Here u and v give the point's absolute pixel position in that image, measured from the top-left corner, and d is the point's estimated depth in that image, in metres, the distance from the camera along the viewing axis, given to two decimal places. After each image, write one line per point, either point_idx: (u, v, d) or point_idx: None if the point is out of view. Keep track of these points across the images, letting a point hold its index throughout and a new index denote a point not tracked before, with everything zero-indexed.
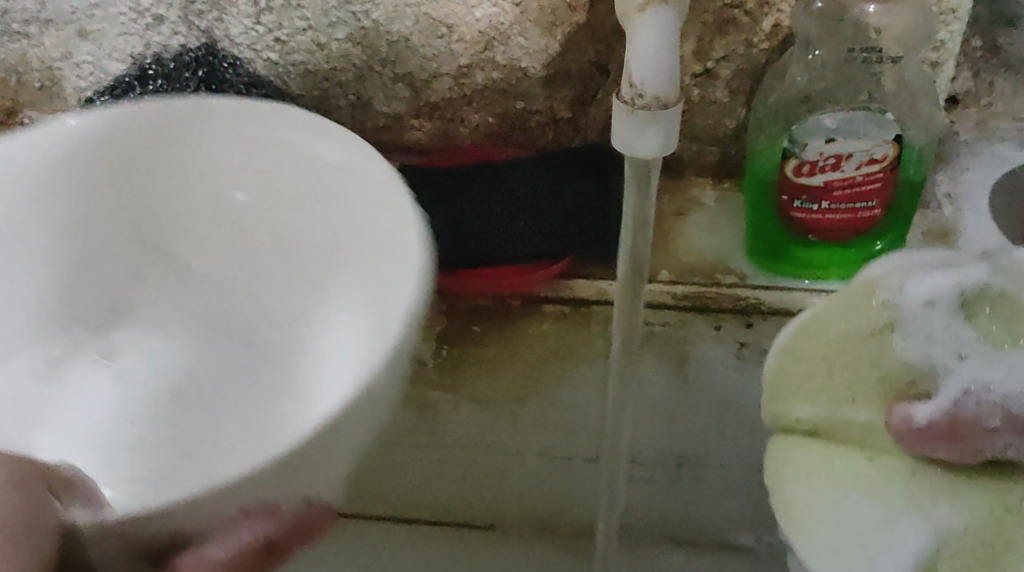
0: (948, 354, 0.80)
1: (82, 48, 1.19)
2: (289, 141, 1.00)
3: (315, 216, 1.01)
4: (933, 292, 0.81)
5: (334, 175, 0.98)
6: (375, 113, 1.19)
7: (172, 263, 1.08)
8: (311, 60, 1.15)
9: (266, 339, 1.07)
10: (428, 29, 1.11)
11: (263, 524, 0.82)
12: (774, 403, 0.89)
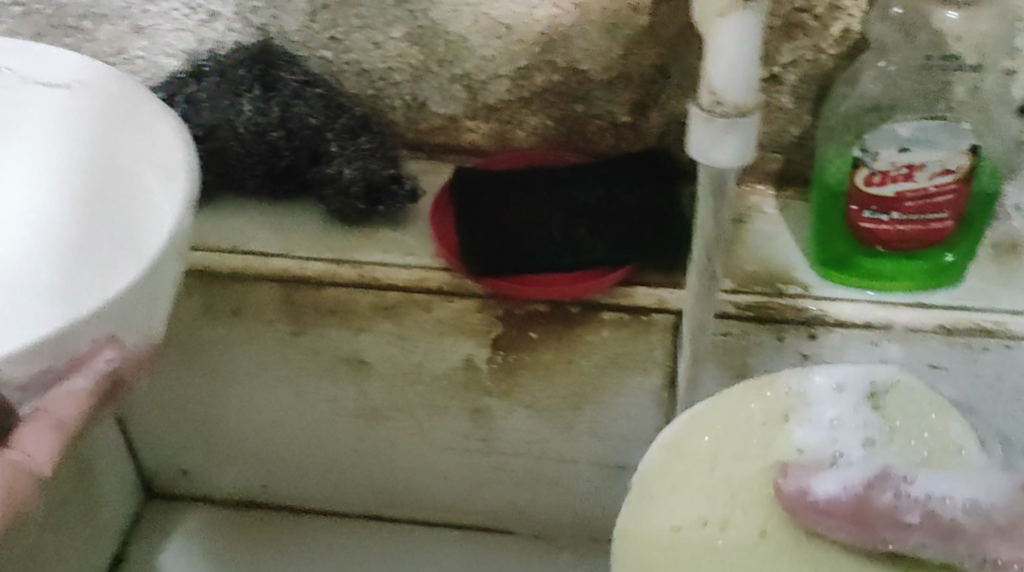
0: (850, 442, 0.93)
1: (136, 43, 1.18)
2: (124, 128, 0.92)
3: (101, 212, 0.89)
4: (843, 378, 0.95)
5: (143, 174, 0.89)
6: (430, 114, 1.17)
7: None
8: (367, 59, 1.14)
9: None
10: (487, 30, 1.09)
11: (110, 356, 0.79)
12: (638, 508, 0.93)
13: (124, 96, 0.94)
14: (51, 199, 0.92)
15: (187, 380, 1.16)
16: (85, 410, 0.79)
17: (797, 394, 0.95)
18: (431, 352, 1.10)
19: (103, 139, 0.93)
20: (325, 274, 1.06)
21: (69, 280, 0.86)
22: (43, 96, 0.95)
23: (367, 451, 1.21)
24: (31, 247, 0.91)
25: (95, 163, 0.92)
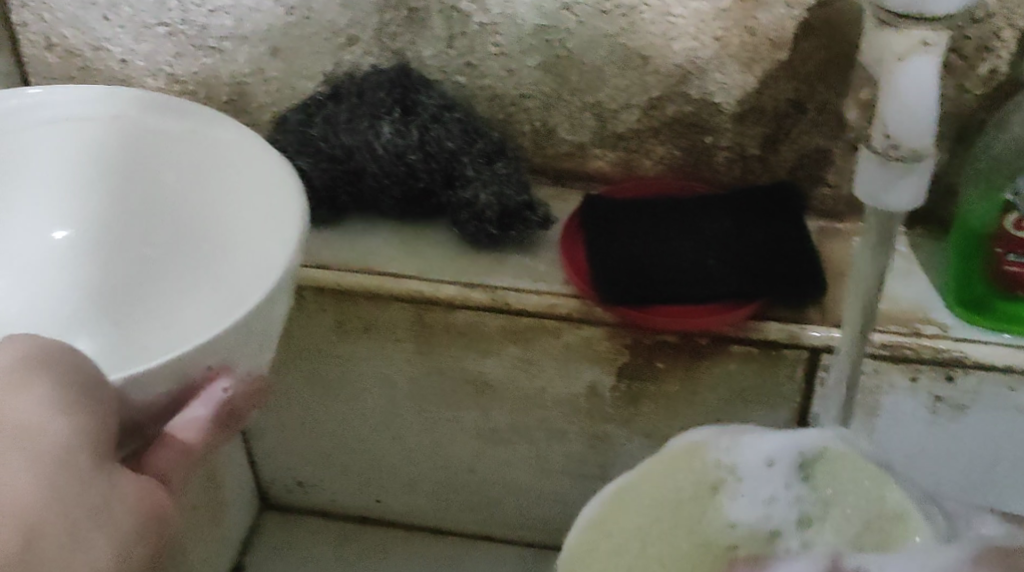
0: (783, 517, 0.92)
1: (273, 64, 1.20)
2: (239, 171, 0.99)
3: (218, 252, 1.00)
4: (775, 450, 0.94)
5: (259, 213, 0.97)
6: (558, 141, 1.18)
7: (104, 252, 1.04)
8: (500, 85, 1.15)
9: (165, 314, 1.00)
10: (623, 60, 1.10)
11: (226, 384, 0.84)
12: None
13: (236, 142, 1.00)
14: (171, 243, 1.02)
15: (314, 395, 1.19)
16: (207, 434, 0.82)
17: (727, 467, 0.94)
18: (555, 377, 1.11)
19: (218, 184, 1.01)
20: (456, 297, 1.07)
21: (198, 307, 0.99)
22: (160, 143, 1.03)
23: (480, 473, 1.22)
24: (166, 267, 1.02)
25: (209, 205, 1.01)
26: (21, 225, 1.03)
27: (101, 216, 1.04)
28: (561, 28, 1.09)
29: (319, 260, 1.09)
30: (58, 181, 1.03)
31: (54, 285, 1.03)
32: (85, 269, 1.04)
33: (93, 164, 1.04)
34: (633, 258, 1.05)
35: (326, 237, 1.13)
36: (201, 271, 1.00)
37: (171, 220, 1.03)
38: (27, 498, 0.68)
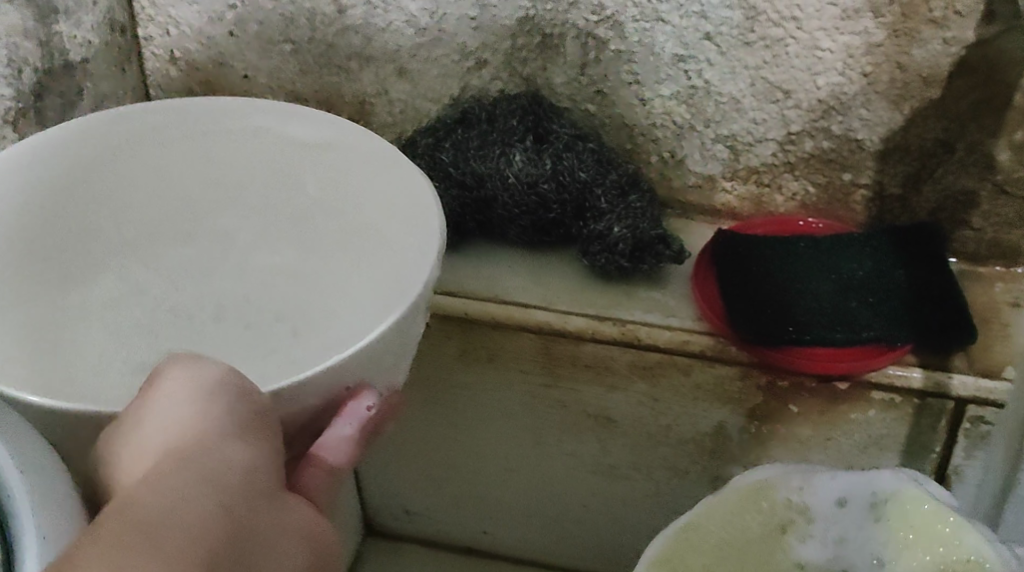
0: (855, 556, 1.01)
1: (399, 85, 1.15)
2: (375, 179, 0.96)
3: (358, 252, 0.98)
4: (846, 491, 1.01)
5: (395, 221, 0.95)
6: (687, 172, 1.13)
7: (234, 254, 1.01)
8: (631, 115, 1.11)
9: (313, 316, 1.00)
10: (764, 94, 1.07)
11: (370, 403, 0.81)
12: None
13: (375, 153, 0.95)
14: (307, 243, 1.01)
15: (433, 424, 1.16)
16: (355, 452, 0.80)
17: (797, 505, 1.02)
18: (682, 417, 1.07)
19: (357, 192, 0.97)
20: (586, 329, 1.04)
21: (350, 313, 0.98)
22: (296, 149, 0.99)
23: (594, 509, 1.19)
24: (305, 265, 1.01)
25: (341, 206, 0.99)
26: (165, 237, 1.00)
27: (243, 222, 1.01)
28: (700, 58, 1.06)
29: (446, 288, 1.07)
30: (180, 189, 1.00)
31: (188, 290, 1.01)
32: (218, 273, 1.01)
33: (229, 171, 1.00)
34: (769, 297, 1.03)
35: (450, 262, 1.10)
36: (351, 276, 0.99)
37: (313, 225, 1.00)
38: (207, 519, 0.67)
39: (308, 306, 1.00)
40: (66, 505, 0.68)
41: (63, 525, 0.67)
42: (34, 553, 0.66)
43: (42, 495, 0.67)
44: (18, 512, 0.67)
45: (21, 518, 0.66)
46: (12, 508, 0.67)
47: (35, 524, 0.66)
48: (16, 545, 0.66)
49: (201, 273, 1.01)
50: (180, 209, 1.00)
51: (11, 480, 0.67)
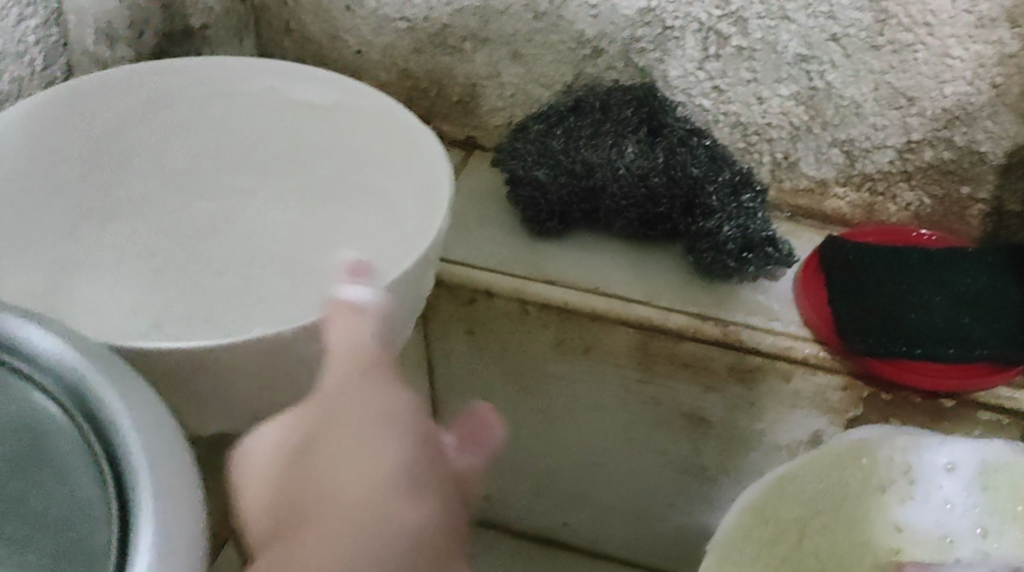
0: (959, 526, 0.90)
1: (511, 69, 1.14)
2: (385, 144, 0.97)
3: (364, 207, 1.00)
4: (956, 456, 0.93)
5: (404, 188, 0.96)
6: (798, 175, 1.11)
7: (244, 195, 1.03)
8: (745, 112, 1.09)
9: (304, 267, 1.01)
10: (886, 100, 1.04)
11: None
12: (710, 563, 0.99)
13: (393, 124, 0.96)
14: (314, 192, 1.02)
15: (516, 410, 1.14)
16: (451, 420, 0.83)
17: (897, 465, 0.93)
18: (778, 423, 1.05)
19: (374, 157, 0.98)
20: (686, 327, 1.02)
21: (351, 275, 0.99)
22: (320, 114, 0.99)
23: (673, 508, 1.16)
24: (311, 211, 1.02)
25: (354, 163, 1.00)
26: (184, 188, 1.01)
27: (261, 176, 1.02)
28: (824, 59, 1.04)
29: (546, 276, 1.06)
30: (206, 139, 1.00)
31: (191, 228, 1.02)
32: (225, 209, 1.02)
33: (254, 134, 1.01)
34: (878, 306, 1.00)
35: (552, 250, 1.09)
36: (354, 236, 1.00)
37: (327, 186, 1.02)
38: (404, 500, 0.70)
39: (305, 255, 1.02)
40: (179, 463, 0.65)
41: (179, 482, 0.64)
42: (150, 511, 0.63)
43: (153, 449, 0.65)
44: (134, 466, 0.64)
45: (136, 473, 0.64)
46: (128, 462, 0.65)
47: (149, 480, 0.64)
48: (133, 502, 0.64)
49: (211, 212, 1.02)
50: (202, 153, 1.01)
51: (125, 432, 0.65)
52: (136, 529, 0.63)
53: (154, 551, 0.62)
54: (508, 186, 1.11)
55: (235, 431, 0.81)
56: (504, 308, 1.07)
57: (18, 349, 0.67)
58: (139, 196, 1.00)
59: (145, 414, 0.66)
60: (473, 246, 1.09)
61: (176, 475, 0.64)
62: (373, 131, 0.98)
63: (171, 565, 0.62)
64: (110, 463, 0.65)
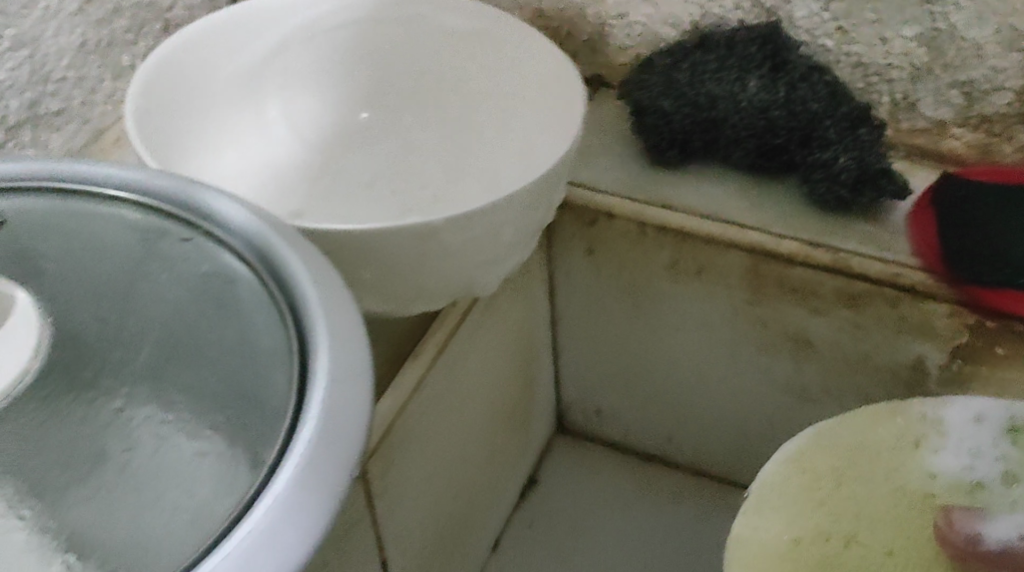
0: (987, 471, 0.91)
1: (640, 9, 1.19)
2: (523, 66, 1.04)
3: (495, 124, 1.06)
4: (981, 410, 0.94)
5: (536, 106, 1.02)
6: (915, 115, 1.15)
7: (388, 111, 1.10)
8: (867, 53, 1.13)
9: (438, 177, 1.07)
10: (1009, 42, 1.08)
11: None
12: (756, 514, 0.89)
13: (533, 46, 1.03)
14: (451, 110, 1.08)
15: (630, 326, 1.21)
16: None
17: (932, 422, 0.93)
18: (882, 347, 1.09)
19: (511, 79, 1.05)
20: (798, 253, 1.07)
21: (480, 182, 1.05)
22: (466, 39, 1.06)
23: (777, 428, 1.21)
24: (446, 127, 1.08)
25: (491, 86, 1.06)
26: (336, 102, 1.09)
27: (405, 96, 1.10)
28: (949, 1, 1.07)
29: (663, 200, 1.12)
30: (361, 58, 1.09)
31: (339, 139, 1.09)
32: (373, 122, 1.10)
33: (403, 57, 1.09)
34: (981, 234, 1.02)
35: (672, 178, 1.14)
36: (485, 148, 1.06)
37: (464, 104, 1.08)
38: None
39: (439, 165, 1.07)
40: (348, 317, 0.64)
41: (350, 331, 0.63)
42: (325, 357, 0.62)
43: (329, 298, 0.64)
44: (312, 319, 0.63)
45: (314, 326, 0.63)
46: (309, 318, 0.64)
47: (326, 333, 0.63)
48: (310, 351, 0.62)
49: (360, 125, 1.10)
50: (355, 71, 1.09)
51: (306, 291, 0.65)
52: (313, 373, 0.61)
53: (328, 391, 0.60)
54: (633, 116, 1.16)
55: (379, 313, 0.89)
56: (623, 228, 1.14)
57: (210, 216, 0.69)
58: (295, 108, 1.08)
59: (318, 267, 0.66)
60: (598, 171, 1.16)
61: (344, 321, 0.63)
62: (512, 55, 1.04)
63: (344, 399, 0.60)
64: (294, 323, 0.64)
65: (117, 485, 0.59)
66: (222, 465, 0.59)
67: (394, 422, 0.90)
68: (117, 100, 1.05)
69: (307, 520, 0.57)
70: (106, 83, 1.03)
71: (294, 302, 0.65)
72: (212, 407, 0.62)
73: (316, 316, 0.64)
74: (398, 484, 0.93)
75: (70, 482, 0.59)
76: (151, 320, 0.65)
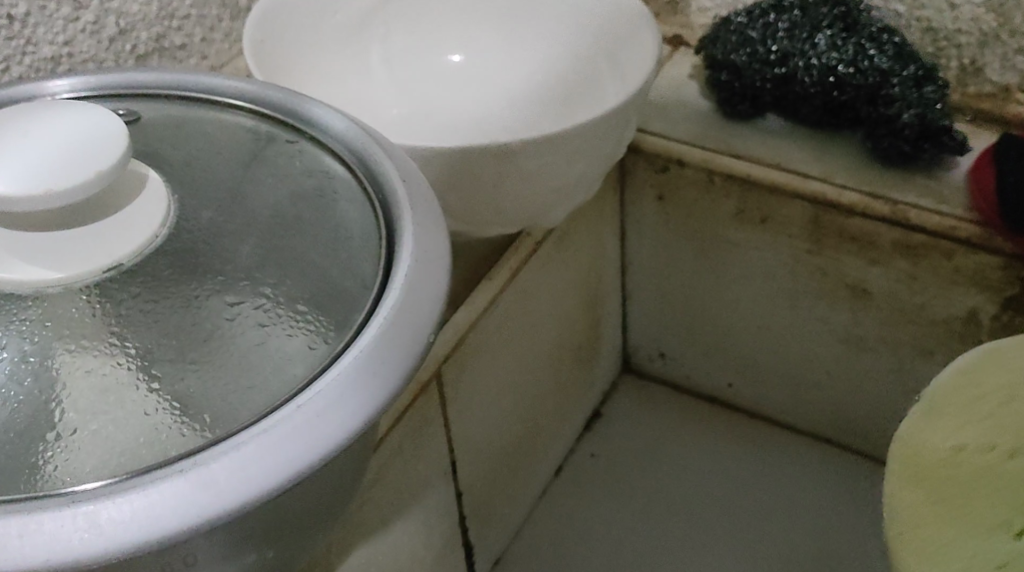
0: None
1: None
2: (606, 21, 1.11)
3: (580, 72, 1.13)
4: None
5: (616, 54, 1.09)
6: (982, 80, 1.18)
7: (475, 57, 1.16)
8: (937, 18, 1.16)
9: (525, 118, 1.13)
10: None
11: None
12: (923, 420, 0.89)
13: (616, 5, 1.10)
14: (535, 60, 1.15)
15: (695, 271, 1.27)
16: None
17: None
18: (936, 298, 1.13)
19: (594, 32, 1.12)
20: (858, 204, 1.11)
21: (560, 120, 1.11)
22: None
23: (833, 377, 1.26)
24: (534, 71, 1.15)
25: (573, 39, 1.13)
26: (429, 46, 1.15)
27: (494, 47, 1.16)
28: None
29: (732, 149, 1.18)
30: (458, 13, 1.16)
31: (434, 79, 1.15)
32: (462, 65, 1.16)
33: (493, 12, 1.16)
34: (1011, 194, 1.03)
35: (744, 130, 1.20)
36: (566, 95, 1.13)
37: (547, 55, 1.15)
38: None
39: (523, 107, 1.14)
40: (430, 204, 0.70)
41: (433, 220, 0.69)
42: (410, 233, 0.68)
43: (416, 192, 0.70)
44: (398, 205, 0.70)
45: (401, 210, 0.69)
46: (395, 202, 0.70)
47: (412, 214, 0.69)
48: (397, 229, 0.69)
49: (449, 67, 1.16)
50: (452, 23, 1.16)
51: (393, 182, 0.71)
52: (399, 245, 0.67)
53: (412, 263, 0.66)
54: (709, 71, 1.21)
55: (459, 232, 0.97)
56: (694, 176, 1.20)
57: (314, 124, 0.76)
58: (394, 49, 1.14)
59: (407, 164, 0.72)
60: (673, 122, 1.22)
61: (426, 208, 0.69)
62: (594, 9, 1.12)
63: (424, 279, 0.66)
64: (382, 206, 0.70)
65: (225, 351, 0.65)
66: (314, 332, 0.65)
67: (468, 334, 0.97)
68: (233, 40, 1.10)
69: (390, 369, 0.63)
70: (225, 23, 1.09)
71: (385, 197, 0.71)
72: (309, 285, 0.68)
73: (403, 202, 0.69)
74: (468, 392, 1.01)
75: (185, 344, 0.65)
76: (258, 206, 0.71)
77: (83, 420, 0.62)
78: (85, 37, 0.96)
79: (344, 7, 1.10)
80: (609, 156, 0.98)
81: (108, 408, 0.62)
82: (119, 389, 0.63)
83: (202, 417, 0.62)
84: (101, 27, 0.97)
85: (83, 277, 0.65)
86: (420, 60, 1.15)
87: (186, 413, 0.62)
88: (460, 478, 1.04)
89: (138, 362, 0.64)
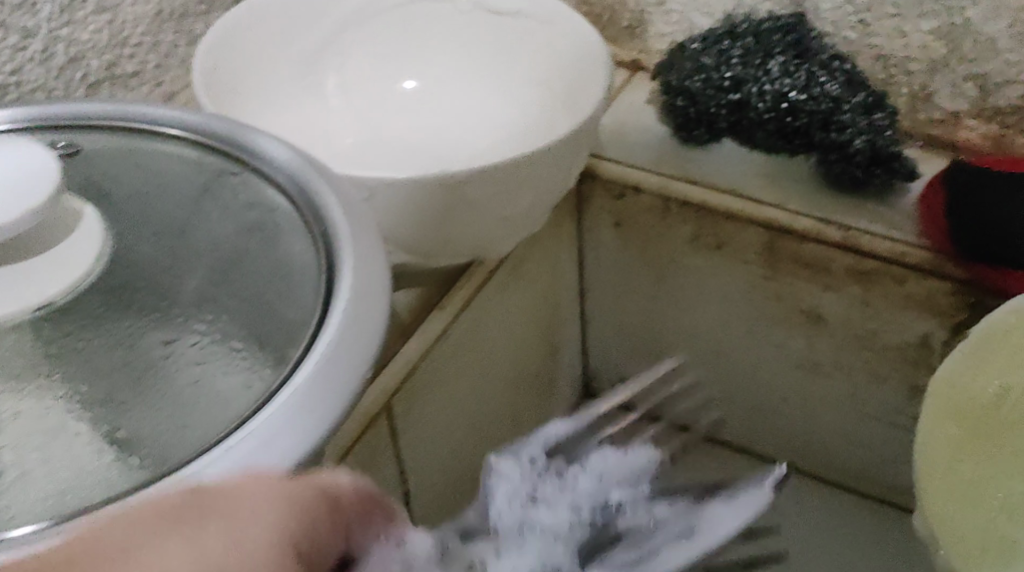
0: None
1: None
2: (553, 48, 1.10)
3: (531, 99, 1.12)
4: None
5: (564, 81, 1.09)
6: (932, 106, 1.18)
7: (428, 86, 1.15)
8: (888, 46, 1.17)
9: (481, 141, 1.12)
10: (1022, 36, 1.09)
11: None
12: (966, 365, 0.91)
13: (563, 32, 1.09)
14: (487, 85, 1.14)
15: (652, 295, 1.27)
16: None
17: None
18: (888, 323, 1.13)
19: (542, 60, 1.11)
20: (810, 229, 1.12)
21: (512, 146, 1.10)
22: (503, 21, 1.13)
23: (789, 402, 1.26)
24: (490, 95, 1.14)
25: (523, 66, 1.13)
26: (384, 74, 1.15)
27: (446, 74, 1.16)
28: None
29: (687, 175, 1.18)
30: (415, 43, 1.15)
31: (388, 107, 1.15)
32: (416, 94, 1.15)
33: (445, 39, 1.15)
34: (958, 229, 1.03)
35: (699, 156, 1.20)
36: (519, 122, 1.12)
37: (498, 83, 1.14)
38: None
39: (477, 133, 1.13)
40: (371, 234, 0.69)
41: (375, 252, 0.69)
42: (350, 264, 0.67)
43: (357, 223, 0.69)
44: (337, 236, 0.69)
45: (342, 241, 0.68)
46: (335, 234, 0.69)
47: (353, 244, 0.68)
48: (337, 259, 0.68)
49: (404, 95, 1.15)
50: (407, 53, 1.15)
51: (332, 213, 0.70)
52: (341, 275, 0.67)
53: (349, 296, 0.66)
54: (662, 96, 1.20)
55: (408, 262, 0.96)
56: (651, 203, 1.20)
57: (254, 152, 0.74)
58: (346, 78, 1.14)
59: (350, 194, 0.71)
60: (629, 148, 1.22)
61: (365, 239, 0.69)
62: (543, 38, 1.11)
63: (363, 312, 0.65)
64: (322, 235, 0.70)
65: (160, 388, 0.64)
66: (250, 368, 0.65)
67: (419, 364, 0.97)
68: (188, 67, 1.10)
69: (326, 404, 0.62)
70: (180, 49, 1.08)
71: (326, 227, 0.70)
72: (247, 320, 0.67)
73: (343, 233, 0.69)
74: (421, 423, 1.00)
75: (118, 382, 0.64)
76: (203, 241, 0.72)
77: (14, 459, 0.62)
78: (34, 65, 0.96)
79: (298, 42, 1.10)
80: (559, 186, 0.98)
81: (37, 445, 0.62)
82: (49, 429, 0.63)
83: (133, 457, 0.61)
84: (50, 56, 0.96)
85: (8, 315, 0.65)
86: (374, 89, 1.15)
87: (119, 449, 0.62)
88: (413, 507, 1.04)
89: (71, 400, 0.63)
